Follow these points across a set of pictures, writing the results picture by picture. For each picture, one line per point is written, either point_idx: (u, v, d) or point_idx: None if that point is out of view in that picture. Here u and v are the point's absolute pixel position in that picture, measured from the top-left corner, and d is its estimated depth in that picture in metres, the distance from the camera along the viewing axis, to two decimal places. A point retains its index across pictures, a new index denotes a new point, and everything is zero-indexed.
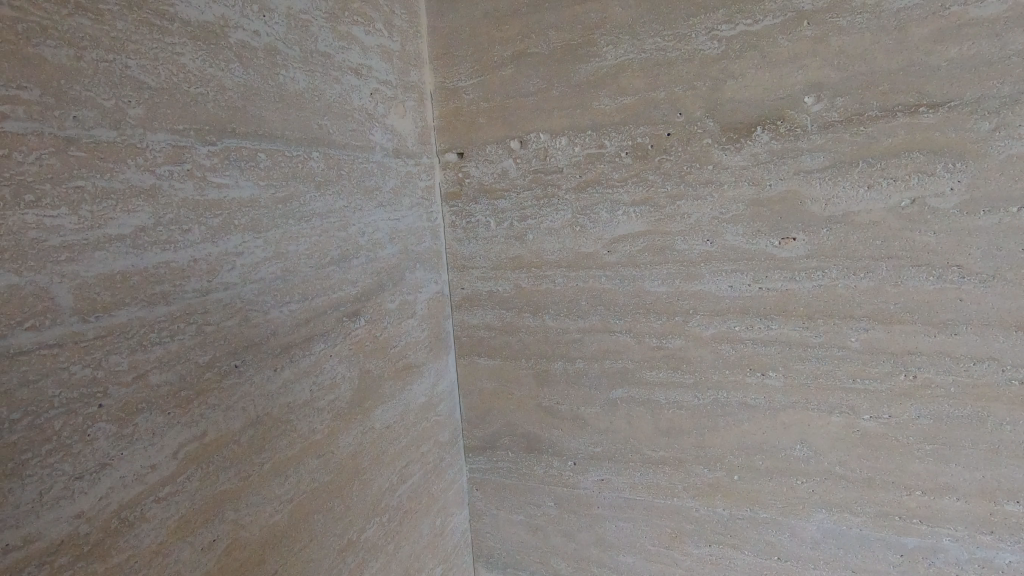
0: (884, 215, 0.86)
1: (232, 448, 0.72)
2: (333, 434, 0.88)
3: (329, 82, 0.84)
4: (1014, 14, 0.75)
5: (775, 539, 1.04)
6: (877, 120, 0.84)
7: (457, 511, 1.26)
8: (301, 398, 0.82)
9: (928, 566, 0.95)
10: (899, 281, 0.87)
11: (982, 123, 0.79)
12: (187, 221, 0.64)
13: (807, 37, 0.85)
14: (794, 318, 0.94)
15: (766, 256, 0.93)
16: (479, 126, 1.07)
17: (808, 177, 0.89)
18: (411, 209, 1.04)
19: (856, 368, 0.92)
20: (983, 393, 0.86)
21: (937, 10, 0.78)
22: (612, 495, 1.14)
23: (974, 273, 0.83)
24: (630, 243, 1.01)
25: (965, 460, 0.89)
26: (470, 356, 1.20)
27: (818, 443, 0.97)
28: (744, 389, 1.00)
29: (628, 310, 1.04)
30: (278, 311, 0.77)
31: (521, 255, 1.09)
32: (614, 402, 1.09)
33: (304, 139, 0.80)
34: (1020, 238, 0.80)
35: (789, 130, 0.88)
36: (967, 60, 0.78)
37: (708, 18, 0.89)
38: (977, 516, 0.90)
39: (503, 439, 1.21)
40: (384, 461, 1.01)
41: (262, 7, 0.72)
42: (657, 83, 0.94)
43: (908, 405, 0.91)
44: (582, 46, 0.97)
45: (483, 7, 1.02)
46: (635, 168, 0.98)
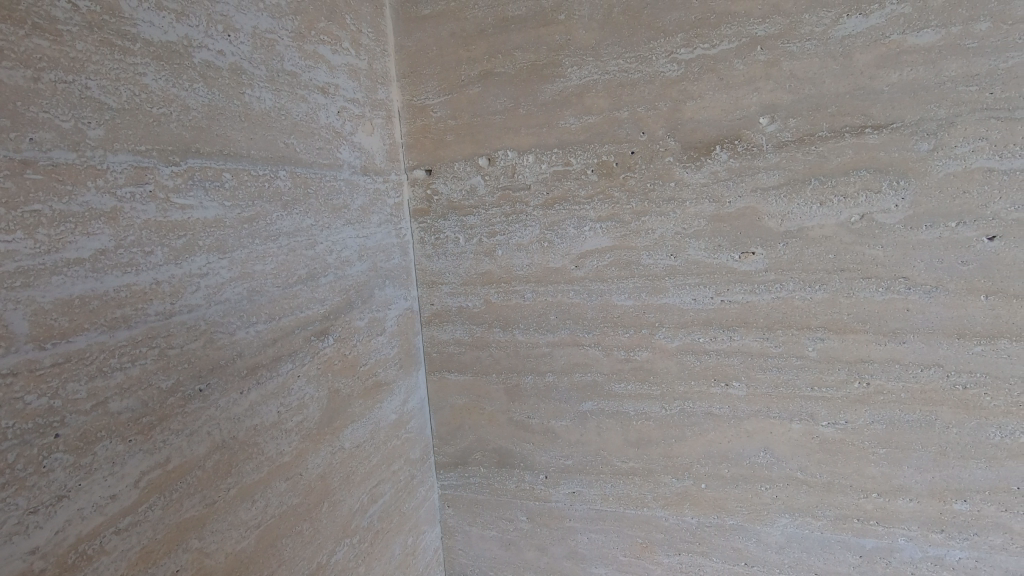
0: (836, 230, 0.90)
1: (197, 475, 0.71)
2: (301, 455, 0.87)
3: (295, 100, 0.84)
4: (947, 43, 0.81)
5: (742, 545, 1.06)
6: (827, 140, 0.88)
7: (429, 529, 1.24)
8: (269, 420, 0.80)
9: (886, 566, 0.99)
10: (851, 293, 0.91)
11: (922, 143, 0.84)
12: (150, 242, 0.63)
13: (761, 61, 0.89)
14: (754, 329, 0.97)
15: (727, 270, 0.96)
16: (447, 143, 1.08)
17: (765, 194, 0.92)
18: (379, 226, 1.04)
19: (814, 376, 0.96)
20: (931, 397, 0.91)
21: (878, 38, 0.84)
22: (583, 507, 1.15)
23: (919, 284, 0.88)
24: (597, 258, 1.03)
25: (916, 462, 0.93)
26: (441, 372, 1.19)
27: (780, 450, 1.01)
28: (709, 398, 1.02)
29: (596, 323, 1.06)
30: (245, 332, 0.76)
31: (490, 270, 1.10)
32: (584, 414, 1.11)
33: (270, 157, 0.79)
34: (959, 251, 0.85)
35: (746, 150, 0.92)
36: (907, 84, 0.84)
37: (667, 42, 0.93)
38: (929, 515, 0.95)
39: (474, 454, 1.21)
40: (354, 482, 0.99)
41: (227, 26, 0.72)
42: (621, 104, 0.97)
43: (862, 411, 0.95)
44: (547, 66, 0.99)
45: (450, 27, 1.03)
46: (601, 185, 1.01)
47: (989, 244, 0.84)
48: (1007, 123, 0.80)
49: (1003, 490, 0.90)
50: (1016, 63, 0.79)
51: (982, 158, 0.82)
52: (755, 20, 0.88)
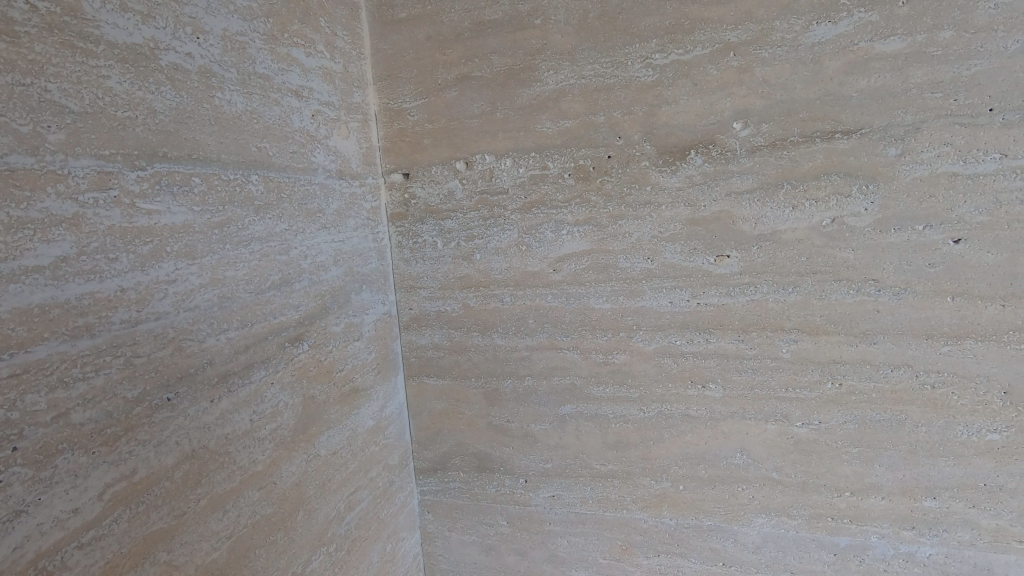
0: (807, 233, 0.92)
1: (165, 486, 0.69)
2: (275, 464, 0.85)
3: (268, 104, 0.83)
4: (913, 50, 0.83)
5: (719, 545, 1.07)
6: (798, 145, 0.90)
7: (408, 535, 1.23)
8: (241, 429, 0.79)
9: (860, 564, 1.01)
10: (823, 295, 0.93)
11: (890, 148, 0.86)
12: (114, 249, 0.62)
13: (734, 67, 0.90)
14: (729, 331, 0.98)
15: (702, 273, 0.97)
16: (424, 147, 1.08)
17: (739, 198, 0.94)
18: (356, 230, 1.03)
19: (788, 378, 0.97)
20: (900, 397, 0.92)
21: (847, 45, 0.85)
22: (563, 510, 1.15)
23: (888, 286, 0.89)
24: (575, 262, 1.03)
25: (887, 460, 0.95)
26: (419, 377, 1.18)
27: (756, 451, 1.02)
28: (686, 401, 1.03)
29: (574, 327, 1.06)
30: (215, 339, 0.74)
31: (468, 274, 1.10)
32: (563, 418, 1.11)
33: (242, 161, 0.78)
34: (926, 254, 0.87)
35: (720, 154, 0.93)
36: (875, 91, 0.85)
37: (642, 47, 0.93)
38: (900, 513, 0.97)
39: (454, 459, 1.20)
40: (330, 489, 0.98)
41: (196, 29, 0.71)
42: (596, 108, 0.98)
43: (835, 411, 0.96)
44: (523, 71, 0.99)
45: (426, 30, 1.03)
46: (578, 189, 1.01)
47: (954, 247, 0.86)
48: (970, 128, 0.82)
49: (970, 487, 0.92)
50: (979, 70, 0.81)
51: (947, 163, 0.84)
52: (728, 27, 0.89)
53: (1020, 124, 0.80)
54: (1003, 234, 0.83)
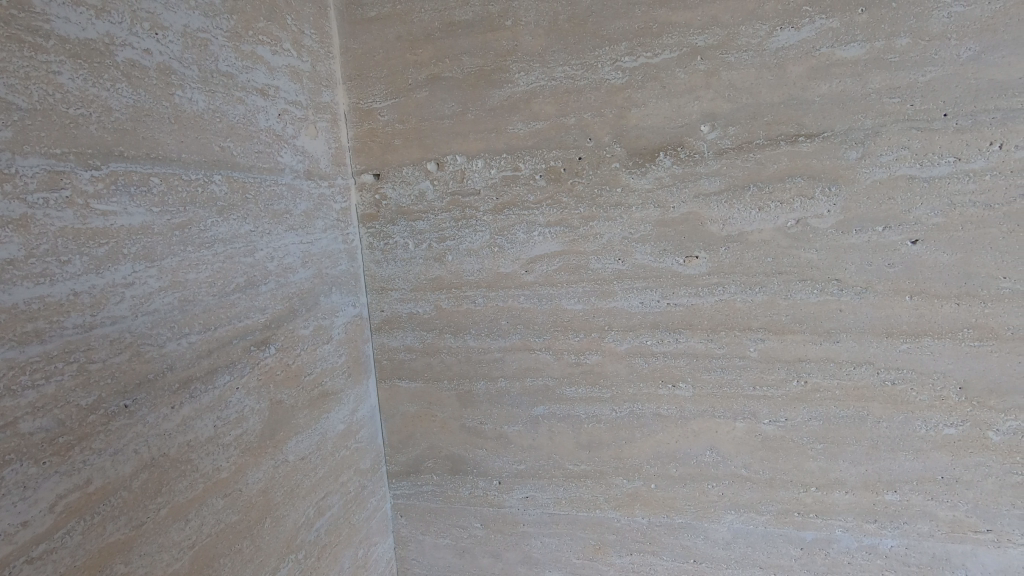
0: (773, 234, 0.93)
1: (122, 496, 0.67)
2: (240, 471, 0.84)
3: (232, 103, 0.81)
4: (872, 57, 0.85)
5: (690, 543, 1.09)
6: (764, 147, 0.92)
7: (381, 540, 1.22)
8: (204, 436, 0.77)
9: (826, 557, 1.03)
10: (788, 295, 0.95)
11: (851, 152, 0.88)
12: (66, 251, 0.60)
13: (701, 71, 0.92)
14: (699, 331, 1.00)
15: (672, 274, 0.99)
16: (395, 148, 1.07)
17: (707, 200, 0.95)
18: (325, 232, 1.01)
19: (755, 376, 0.99)
20: (862, 393, 0.95)
21: (809, 51, 0.87)
22: (537, 511, 1.15)
23: (850, 286, 0.92)
24: (547, 263, 1.04)
25: (850, 456, 0.98)
26: (391, 380, 1.17)
27: (725, 448, 1.03)
28: (657, 400, 1.04)
29: (547, 328, 1.06)
30: (176, 344, 0.73)
31: (441, 276, 1.09)
32: (536, 419, 1.11)
33: (204, 161, 0.76)
34: (886, 254, 0.89)
35: (688, 156, 0.95)
36: (836, 96, 0.88)
37: (612, 50, 0.94)
38: (863, 507, 0.99)
39: (427, 462, 1.19)
40: (299, 496, 0.96)
41: (154, 24, 0.69)
42: (567, 110, 0.98)
43: (801, 409, 0.98)
44: (494, 72, 0.99)
45: (397, 30, 1.02)
46: (550, 191, 1.01)
47: (912, 247, 0.88)
48: (926, 133, 0.85)
49: (929, 480, 0.95)
50: (934, 77, 0.84)
51: (905, 167, 0.87)
52: (695, 31, 0.91)
53: (972, 130, 0.83)
54: (957, 235, 0.86)
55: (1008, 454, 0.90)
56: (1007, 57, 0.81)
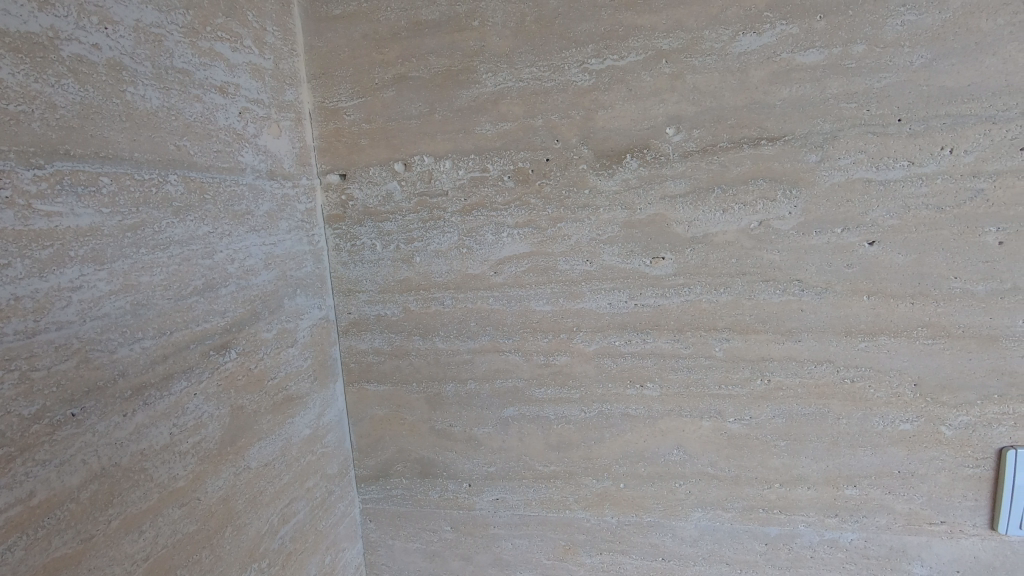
0: (737, 235, 0.95)
1: (69, 508, 0.65)
2: (198, 479, 0.81)
3: (188, 101, 0.79)
4: (830, 63, 0.87)
5: (659, 541, 1.10)
6: (727, 150, 0.93)
7: (350, 545, 1.20)
8: (159, 444, 0.75)
9: (789, 552, 1.05)
10: (753, 295, 0.96)
11: (811, 155, 0.90)
12: (6, 254, 0.57)
13: (666, 74, 0.93)
14: (666, 331, 1.01)
15: (640, 275, 0.99)
16: (361, 147, 1.05)
17: (673, 202, 0.96)
18: (289, 233, 0.99)
19: (721, 375, 1.00)
20: (823, 391, 0.97)
21: (770, 56, 0.89)
22: (507, 513, 1.15)
23: (811, 286, 0.94)
24: (515, 264, 1.04)
25: (812, 452, 1.00)
26: (359, 382, 1.15)
27: (692, 447, 1.05)
28: (625, 400, 1.05)
29: (516, 330, 1.06)
30: (128, 349, 0.70)
31: (409, 277, 1.08)
32: (506, 420, 1.11)
33: (158, 160, 0.74)
34: (845, 255, 0.92)
35: (654, 158, 0.96)
36: (797, 100, 0.90)
37: (579, 52, 0.94)
38: (824, 501, 1.01)
39: (396, 466, 1.18)
40: (262, 503, 0.94)
41: (103, 18, 0.67)
42: (535, 111, 0.98)
43: (765, 406, 1.00)
44: (462, 72, 0.99)
45: (362, 28, 1.01)
46: (518, 192, 1.01)
47: (869, 248, 0.91)
48: (881, 137, 0.88)
49: (886, 474, 0.98)
50: (888, 83, 0.86)
51: (862, 170, 0.89)
52: (660, 35, 0.92)
53: (924, 134, 0.86)
54: (912, 236, 0.89)
55: (960, 448, 0.94)
56: (957, 65, 0.83)
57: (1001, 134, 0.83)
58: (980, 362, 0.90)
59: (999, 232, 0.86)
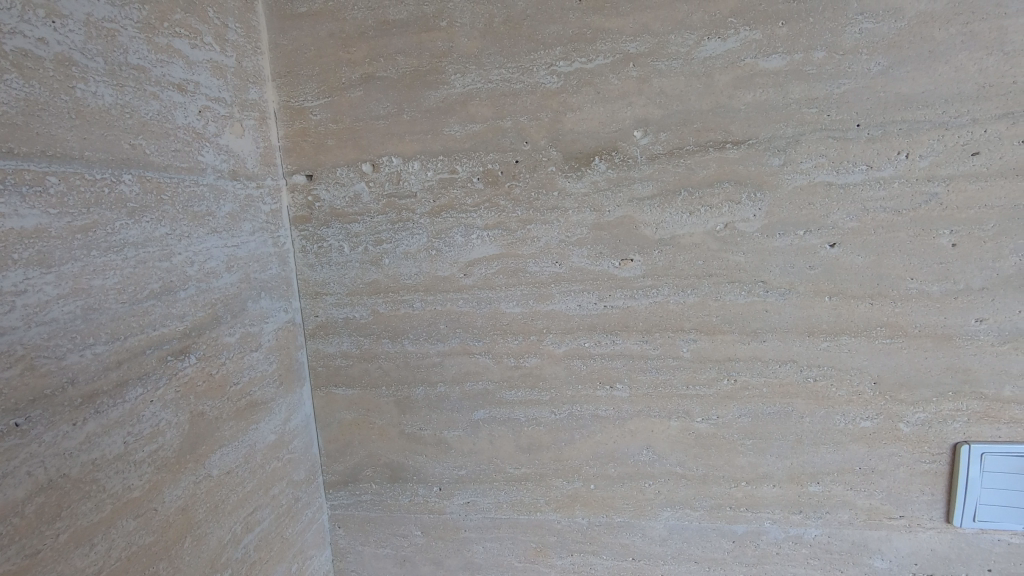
0: (703, 237, 0.96)
1: (14, 522, 0.62)
2: (155, 488, 0.79)
3: (144, 98, 0.77)
4: (792, 68, 0.89)
5: (629, 541, 1.10)
6: (693, 153, 0.94)
7: (318, 552, 1.18)
8: (112, 453, 0.73)
9: (755, 549, 1.07)
10: (719, 296, 0.98)
11: (774, 159, 0.92)
12: None
13: (633, 77, 0.93)
14: (635, 333, 1.01)
15: (608, 277, 1.00)
16: (328, 148, 1.03)
17: (641, 204, 0.97)
18: (252, 234, 0.97)
19: (689, 376, 1.02)
20: (787, 390, 0.99)
21: (734, 61, 0.90)
22: (478, 516, 1.14)
23: (775, 287, 0.96)
24: (484, 267, 1.03)
25: (777, 450, 1.02)
26: (327, 386, 1.13)
27: (660, 447, 1.06)
28: (595, 401, 1.06)
29: (486, 332, 1.06)
30: (78, 355, 0.68)
31: (377, 280, 1.06)
32: (477, 423, 1.10)
33: (111, 159, 0.72)
34: (808, 257, 0.94)
35: (622, 161, 0.96)
36: (760, 104, 0.91)
37: (547, 54, 0.95)
38: (789, 499, 1.03)
39: (365, 471, 1.16)
40: (224, 512, 0.92)
41: (51, 12, 0.64)
42: (504, 113, 0.98)
43: (731, 406, 1.02)
44: (429, 73, 0.98)
45: (328, 27, 0.99)
46: (487, 194, 1.01)
47: (830, 250, 0.93)
48: (841, 142, 0.90)
49: (848, 471, 1.00)
50: (847, 89, 0.88)
51: (823, 173, 0.91)
52: (627, 38, 0.92)
53: (882, 139, 0.88)
54: (870, 239, 0.91)
55: (917, 444, 0.96)
56: (912, 72, 0.86)
57: (953, 140, 0.86)
58: (935, 360, 0.93)
59: (953, 234, 0.88)
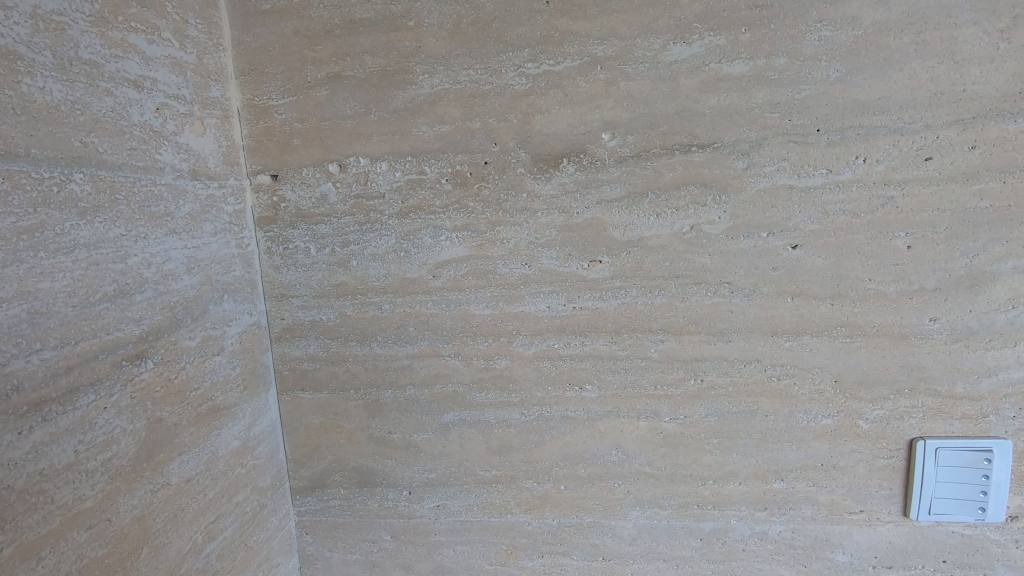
0: (670, 239, 0.97)
1: None
2: (108, 499, 0.77)
3: (96, 95, 0.75)
4: (755, 73, 0.91)
5: (599, 541, 1.11)
6: (660, 156, 0.95)
7: (284, 560, 1.15)
8: (61, 463, 0.70)
9: (722, 546, 1.08)
10: (686, 297, 0.99)
11: (738, 162, 0.94)
12: None
13: (601, 80, 0.94)
14: (604, 333, 1.02)
15: (577, 278, 1.00)
16: (293, 148, 1.01)
17: (609, 206, 0.98)
18: (214, 236, 0.95)
19: (657, 376, 1.03)
20: (752, 389, 1.01)
21: (699, 65, 0.92)
22: (448, 520, 1.13)
23: (740, 288, 0.97)
24: (454, 268, 1.02)
25: (743, 448, 1.04)
26: (293, 391, 1.11)
27: (630, 447, 1.07)
28: (565, 402, 1.06)
29: (456, 334, 1.05)
30: (24, 361, 0.66)
31: (345, 281, 1.05)
32: (446, 425, 1.09)
33: (60, 158, 0.70)
34: (771, 259, 0.96)
35: (590, 163, 0.97)
36: (725, 108, 0.93)
37: (515, 56, 0.95)
38: (755, 496, 1.05)
39: (333, 476, 1.14)
40: (183, 521, 0.89)
41: None
42: (472, 114, 0.97)
43: (698, 406, 1.03)
44: (397, 72, 0.97)
45: (294, 25, 0.97)
46: (456, 195, 1.00)
47: (793, 252, 0.95)
48: (803, 146, 0.92)
49: (811, 468, 1.02)
50: (808, 95, 0.90)
51: (785, 177, 0.93)
52: (594, 41, 0.93)
53: (841, 144, 0.91)
54: (830, 241, 0.94)
55: (876, 440, 0.99)
56: (868, 80, 0.89)
57: (908, 145, 0.89)
58: (892, 358, 0.96)
59: (908, 236, 0.91)
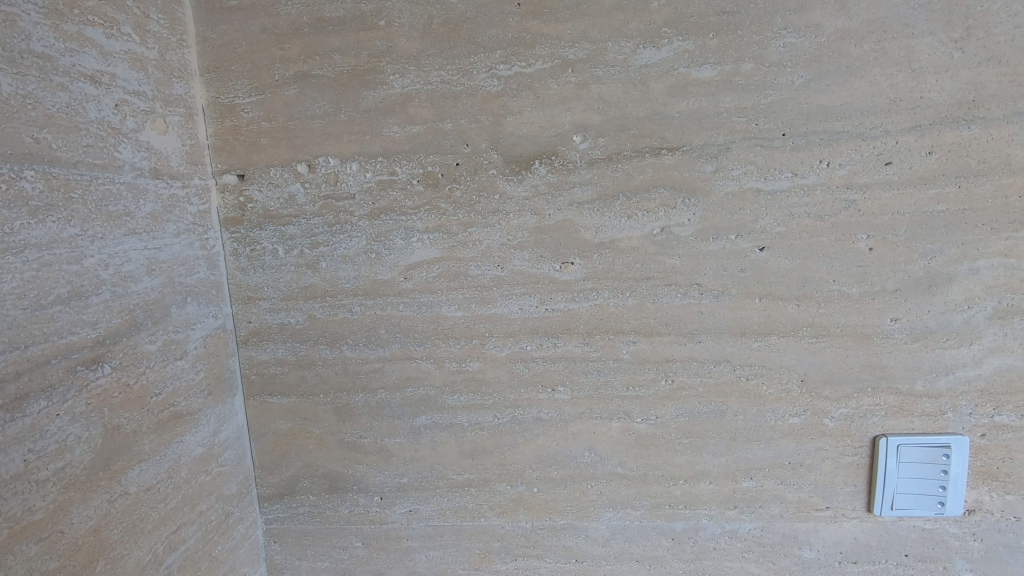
0: (641, 241, 0.98)
1: None
2: (61, 509, 0.74)
3: (49, 90, 0.73)
4: (723, 78, 0.92)
5: (572, 542, 1.11)
6: (631, 158, 0.96)
7: (251, 569, 1.12)
8: (9, 473, 0.68)
9: (694, 545, 1.09)
10: (656, 299, 1.00)
11: (706, 166, 0.95)
12: None
13: (572, 83, 0.95)
14: (576, 335, 1.02)
15: (549, 280, 1.00)
16: (261, 147, 0.99)
17: (580, 208, 0.98)
18: (177, 236, 0.92)
19: (629, 377, 1.03)
20: (722, 389, 1.02)
21: (669, 69, 0.93)
22: (420, 525, 1.12)
23: (709, 289, 0.99)
24: (425, 270, 1.02)
25: (713, 448, 1.05)
26: (261, 396, 1.08)
27: (602, 448, 1.07)
28: (538, 405, 1.06)
29: (427, 337, 1.04)
30: None
31: (314, 284, 1.03)
32: (419, 429, 1.08)
33: (9, 154, 0.68)
34: (739, 261, 0.97)
35: (562, 165, 0.97)
36: (694, 113, 0.94)
37: (487, 57, 0.94)
38: (724, 495, 1.06)
39: (302, 482, 1.11)
40: (143, 531, 0.87)
41: None
42: (443, 115, 0.97)
43: (670, 406, 1.04)
44: (368, 72, 0.96)
45: (261, 22, 0.95)
46: (427, 197, 1.00)
47: (760, 254, 0.96)
48: (769, 150, 0.93)
49: (779, 466, 1.04)
50: (773, 100, 0.92)
51: (753, 180, 0.95)
52: (565, 44, 0.93)
53: (805, 148, 0.93)
54: (796, 243, 0.96)
55: (840, 438, 1.01)
56: (831, 86, 0.91)
57: (869, 150, 0.92)
58: (856, 358, 0.98)
59: (869, 239, 0.94)
